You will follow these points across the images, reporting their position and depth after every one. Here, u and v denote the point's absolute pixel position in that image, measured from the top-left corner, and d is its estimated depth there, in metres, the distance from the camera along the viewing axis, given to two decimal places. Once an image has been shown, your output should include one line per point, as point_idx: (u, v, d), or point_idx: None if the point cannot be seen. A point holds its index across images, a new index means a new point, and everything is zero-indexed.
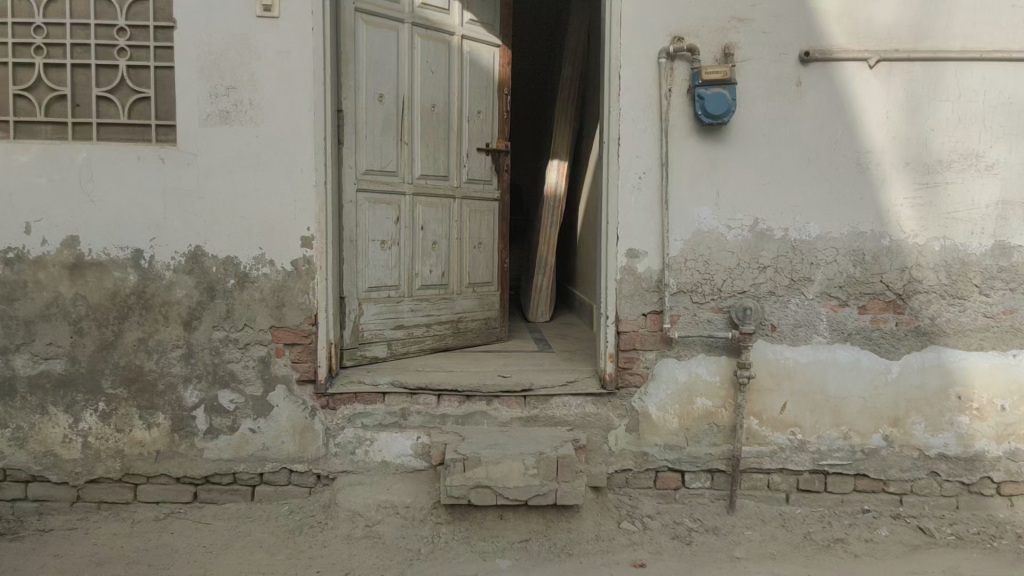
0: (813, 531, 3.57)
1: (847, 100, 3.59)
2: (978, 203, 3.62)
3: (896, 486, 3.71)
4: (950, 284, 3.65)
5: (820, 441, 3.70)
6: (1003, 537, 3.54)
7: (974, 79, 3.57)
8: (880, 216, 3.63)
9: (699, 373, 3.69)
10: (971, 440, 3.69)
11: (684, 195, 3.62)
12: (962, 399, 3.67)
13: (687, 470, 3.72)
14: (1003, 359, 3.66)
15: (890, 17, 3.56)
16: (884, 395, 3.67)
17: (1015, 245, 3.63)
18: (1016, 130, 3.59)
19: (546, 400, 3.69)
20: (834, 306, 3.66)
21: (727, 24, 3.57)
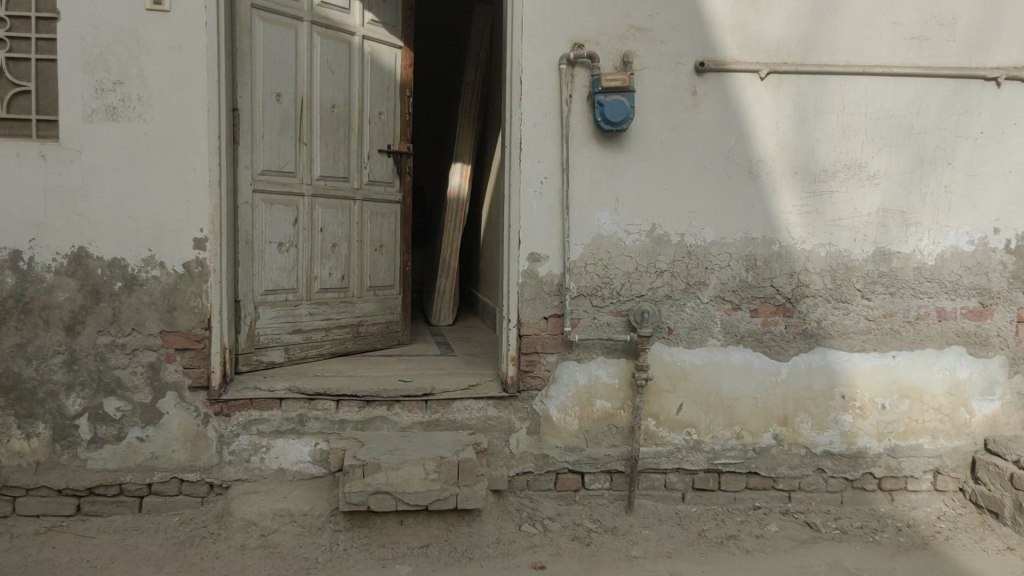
0: (708, 529, 3.67)
1: (739, 110, 3.71)
2: (860, 210, 3.80)
3: (785, 483, 3.85)
4: (835, 289, 3.81)
5: (714, 441, 3.81)
6: (884, 530, 3.72)
7: (857, 93, 3.75)
8: (770, 223, 3.76)
9: (598, 375, 3.74)
10: (854, 438, 3.86)
11: (584, 200, 3.68)
12: (845, 398, 3.84)
13: (587, 471, 3.76)
14: (884, 360, 3.85)
15: (780, 31, 3.70)
16: (774, 395, 3.81)
17: (895, 251, 3.82)
18: (895, 142, 3.78)
19: (447, 403, 3.68)
20: (727, 309, 3.78)
21: (625, 32, 3.64)
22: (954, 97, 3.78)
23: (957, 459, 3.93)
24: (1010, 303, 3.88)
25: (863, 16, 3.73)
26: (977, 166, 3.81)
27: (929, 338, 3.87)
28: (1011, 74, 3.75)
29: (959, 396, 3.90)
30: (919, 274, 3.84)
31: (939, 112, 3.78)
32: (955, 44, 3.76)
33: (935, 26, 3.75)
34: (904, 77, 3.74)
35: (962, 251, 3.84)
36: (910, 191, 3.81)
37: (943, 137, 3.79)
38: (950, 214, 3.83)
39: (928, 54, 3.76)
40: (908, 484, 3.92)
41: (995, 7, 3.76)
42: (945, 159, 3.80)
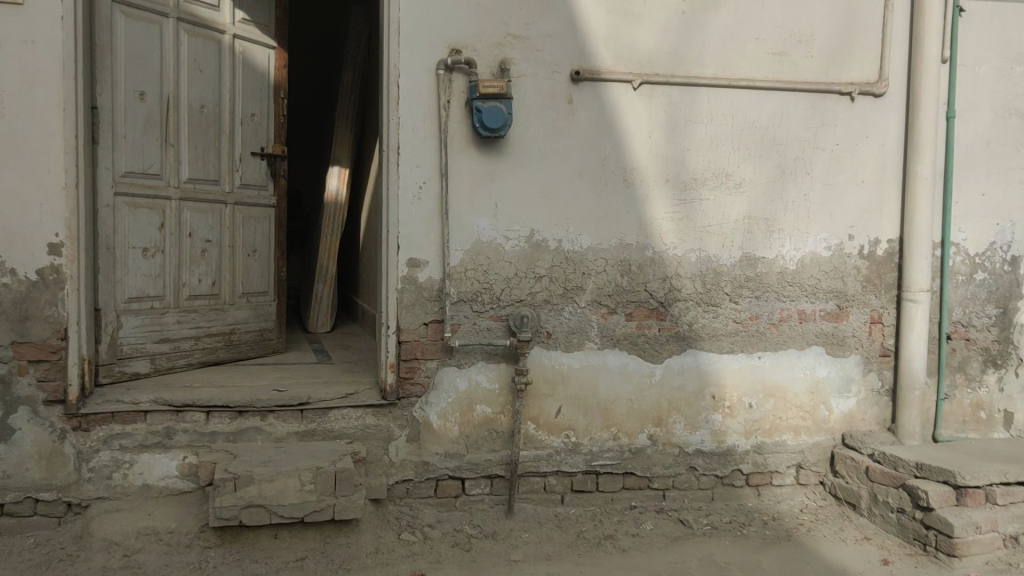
0: (585, 530, 3.73)
1: (613, 119, 3.80)
2: (728, 217, 3.95)
3: (660, 482, 3.96)
4: (705, 292, 3.95)
5: (592, 443, 3.88)
6: (751, 524, 3.88)
7: (723, 104, 3.90)
8: (644, 229, 3.87)
9: (478, 381, 3.74)
10: (723, 436, 4.01)
11: (463, 205, 3.68)
12: (716, 398, 3.99)
13: (466, 476, 3.76)
14: (750, 360, 4.02)
15: (651, 42, 3.81)
16: (649, 396, 3.92)
17: (760, 256, 4.00)
18: (759, 153, 3.96)
19: (323, 412, 3.59)
20: (604, 314, 3.85)
21: (502, 40, 3.67)
22: (813, 110, 3.99)
23: (818, 454, 4.14)
24: (864, 304, 4.13)
25: (729, 31, 3.89)
26: (834, 176, 4.04)
27: (792, 339, 4.06)
28: (863, 89, 3.99)
29: (819, 394, 4.12)
30: (782, 278, 4.03)
31: (799, 125, 3.98)
32: (813, 60, 3.98)
33: (795, 42, 3.95)
34: (767, 90, 3.93)
35: (820, 256, 4.06)
36: (773, 199, 3.99)
37: (802, 148, 4.00)
38: (810, 222, 4.04)
39: (789, 68, 3.96)
40: (773, 478, 4.10)
41: (848, 26, 4.00)
42: (805, 169, 4.00)
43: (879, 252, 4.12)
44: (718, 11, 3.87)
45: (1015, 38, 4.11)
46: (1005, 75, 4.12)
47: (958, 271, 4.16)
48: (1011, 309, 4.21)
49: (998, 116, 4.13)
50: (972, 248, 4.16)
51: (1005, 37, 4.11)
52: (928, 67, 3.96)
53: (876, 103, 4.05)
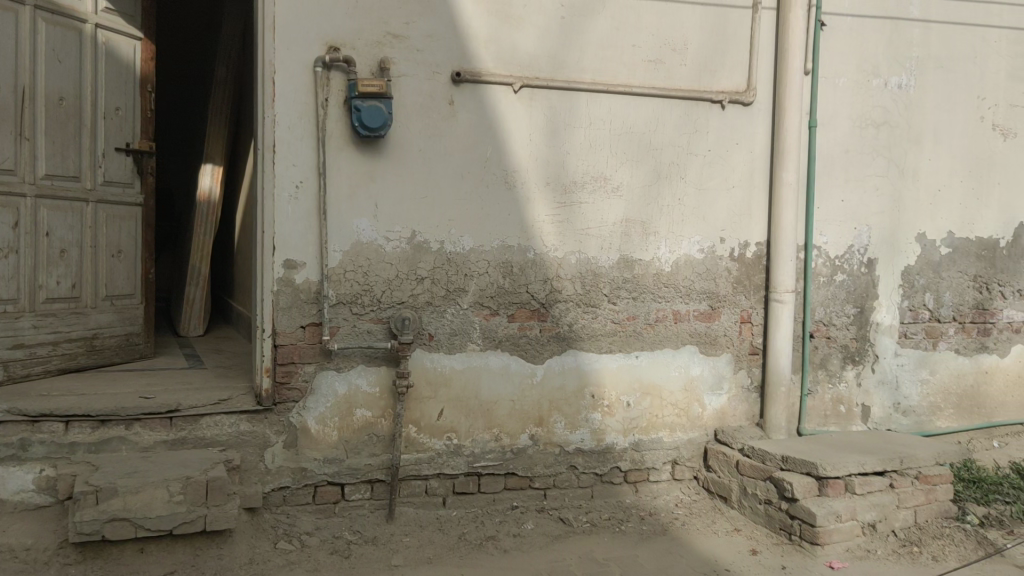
0: (467, 532, 3.72)
1: (494, 121, 3.81)
2: (607, 220, 4.03)
3: (541, 482, 4.00)
4: (584, 293, 4.02)
5: (474, 444, 3.88)
6: (629, 520, 3.97)
7: (602, 109, 3.98)
8: (525, 231, 3.90)
9: (358, 385, 3.68)
10: (602, 435, 4.09)
11: (342, 206, 3.61)
12: (595, 398, 4.06)
13: (346, 482, 3.70)
14: (628, 360, 4.11)
15: (531, 46, 3.85)
16: (530, 396, 3.95)
17: (637, 258, 4.10)
18: (636, 157, 4.06)
19: (194, 420, 3.45)
20: (485, 315, 3.86)
21: (382, 39, 3.62)
22: (686, 117, 4.13)
23: (692, 449, 4.28)
24: (734, 305, 4.29)
25: (606, 37, 3.97)
26: (706, 181, 4.18)
27: (667, 339, 4.18)
28: (733, 98, 4.15)
29: (693, 391, 4.26)
30: (658, 279, 4.15)
31: (673, 131, 4.11)
32: (686, 68, 4.11)
33: (669, 51, 4.07)
34: (643, 96, 4.03)
35: (694, 258, 4.20)
36: (650, 203, 4.10)
37: (677, 153, 4.12)
38: (684, 225, 4.17)
39: (663, 76, 4.08)
40: (650, 475, 4.21)
41: (718, 36, 4.15)
42: (679, 174, 4.13)
43: (748, 254, 4.29)
44: (595, 18, 3.94)
45: (871, 52, 4.37)
46: (862, 86, 4.37)
47: (820, 273, 4.38)
48: (867, 308, 4.47)
49: (856, 125, 4.38)
50: (833, 251, 4.39)
51: (862, 51, 4.36)
52: (792, 79, 4.16)
53: (745, 112, 4.22)
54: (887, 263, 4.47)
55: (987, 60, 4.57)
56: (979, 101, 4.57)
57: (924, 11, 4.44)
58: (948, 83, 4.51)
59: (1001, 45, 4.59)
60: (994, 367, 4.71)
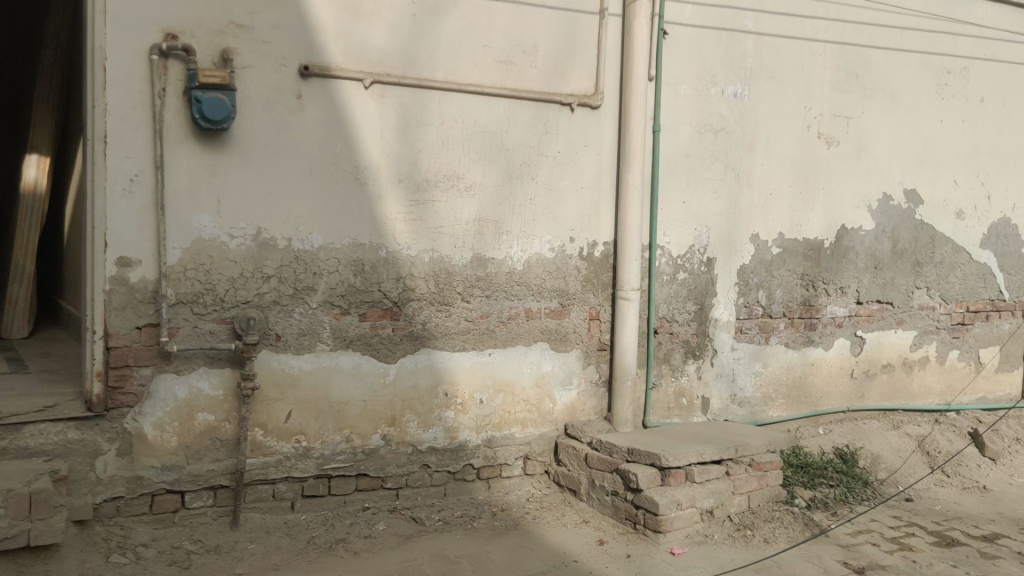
0: (316, 536, 3.65)
1: (344, 117, 3.74)
2: (460, 218, 4.05)
3: (393, 481, 3.98)
4: (437, 292, 4.02)
5: (323, 446, 3.80)
6: (481, 517, 4.00)
7: (455, 108, 3.99)
8: (377, 229, 3.85)
9: (200, 388, 3.53)
10: (455, 432, 4.11)
11: (181, 201, 3.45)
12: (448, 396, 4.07)
13: (187, 489, 3.55)
14: (480, 358, 4.14)
15: (382, 42, 3.81)
16: (382, 396, 3.91)
17: (489, 256, 4.13)
18: (488, 157, 4.09)
19: (16, 429, 3.22)
20: (336, 315, 3.79)
21: (224, 28, 3.49)
22: (537, 119, 4.20)
23: (542, 444, 4.36)
24: (583, 303, 4.40)
25: (458, 37, 3.98)
26: (556, 182, 4.27)
27: (519, 336, 4.24)
28: (581, 101, 4.26)
29: (544, 387, 4.34)
30: (510, 278, 4.20)
31: (524, 131, 4.17)
32: (536, 70, 4.18)
33: (520, 52, 4.13)
34: (494, 96, 4.07)
35: (545, 257, 4.28)
36: (502, 202, 4.14)
37: (528, 154, 4.19)
38: (535, 225, 4.24)
39: (513, 77, 4.13)
40: (502, 471, 4.26)
41: (567, 40, 4.24)
42: (530, 174, 4.20)
43: (596, 253, 4.42)
44: (447, 17, 3.94)
45: (709, 62, 4.59)
46: (701, 94, 4.58)
47: (664, 272, 4.56)
48: (706, 305, 4.69)
49: (696, 131, 4.59)
50: (675, 251, 4.58)
51: (701, 60, 4.57)
52: (637, 84, 4.31)
53: (593, 115, 4.34)
54: (725, 262, 4.72)
55: (814, 73, 4.88)
56: (807, 110, 4.88)
57: (758, 24, 4.70)
58: (779, 93, 4.79)
59: (827, 59, 4.91)
60: (820, 359, 5.04)
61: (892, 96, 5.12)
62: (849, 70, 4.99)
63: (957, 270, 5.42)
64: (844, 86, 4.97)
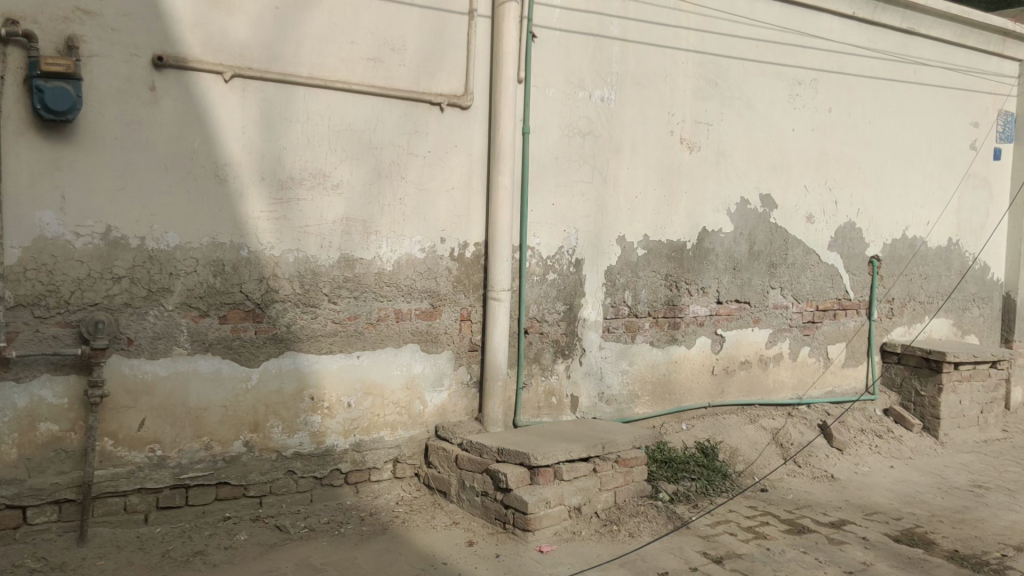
0: (172, 549, 3.49)
1: (202, 112, 3.59)
2: (326, 218, 3.95)
3: (256, 489, 3.85)
4: (302, 293, 3.91)
5: (180, 455, 3.64)
6: (349, 522, 3.93)
7: (320, 104, 3.90)
8: (237, 228, 3.72)
9: (42, 397, 3.33)
10: (322, 437, 4.01)
11: (21, 197, 3.23)
12: (314, 400, 3.97)
13: (29, 504, 3.36)
14: (348, 360, 4.05)
15: (243, 35, 3.68)
16: (244, 401, 3.78)
17: (358, 257, 4.05)
18: (356, 155, 4.01)
19: None
20: (194, 317, 3.64)
21: (70, 14, 3.29)
22: (406, 118, 4.15)
23: (412, 447, 4.32)
24: (454, 304, 4.38)
25: (323, 32, 3.88)
26: (426, 181, 4.24)
27: (389, 338, 4.18)
28: (451, 101, 4.24)
29: (414, 389, 4.29)
30: (379, 278, 4.13)
31: (393, 130, 4.11)
32: (405, 68, 4.14)
33: (388, 50, 4.07)
34: (362, 94, 4.00)
35: (414, 257, 4.23)
36: (370, 202, 4.07)
37: (397, 153, 4.13)
38: (405, 224, 4.18)
39: (382, 74, 4.07)
40: (371, 475, 4.19)
41: (437, 40, 4.22)
42: (399, 174, 4.15)
43: (467, 254, 4.41)
44: (312, 11, 3.84)
45: (577, 66, 4.66)
46: (569, 97, 4.66)
47: (533, 272, 4.60)
48: (575, 305, 4.77)
49: (565, 134, 4.66)
50: (545, 252, 4.63)
51: (569, 64, 4.64)
52: (507, 86, 4.33)
53: (462, 115, 4.32)
54: (592, 263, 4.80)
55: (676, 80, 5.04)
56: (670, 116, 5.04)
57: (623, 31, 4.81)
58: (643, 98, 4.92)
59: (688, 67, 5.09)
60: (683, 357, 5.21)
61: (749, 105, 5.35)
62: (709, 79, 5.18)
63: (808, 270, 5.72)
64: (704, 93, 5.16)
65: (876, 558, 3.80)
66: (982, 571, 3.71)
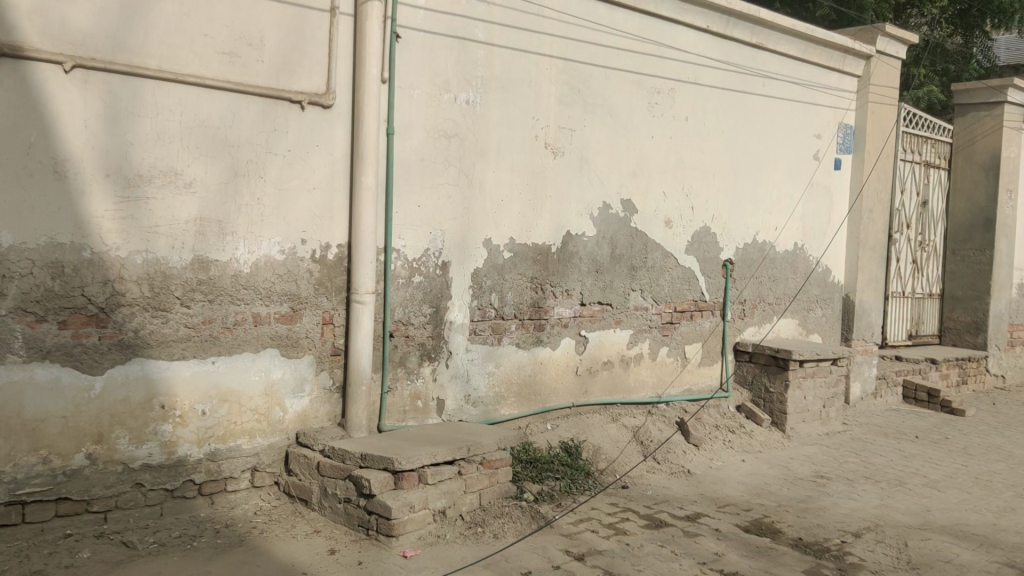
0: (6, 569, 3.26)
1: (41, 104, 3.38)
2: (178, 218, 3.78)
3: (100, 504, 3.65)
4: (151, 296, 3.73)
5: (15, 469, 3.42)
6: (202, 535, 3.77)
7: (171, 99, 3.73)
8: (79, 228, 3.52)
9: None
10: (173, 446, 3.83)
11: None
12: (164, 408, 3.79)
13: None
14: (203, 366, 3.89)
15: (85, 23, 3.48)
16: (87, 412, 3.57)
17: (211, 259, 3.89)
18: (210, 152, 3.86)
19: None
20: (30, 323, 3.43)
21: None
22: (264, 115, 4.03)
23: (271, 455, 4.18)
24: (315, 307, 4.28)
25: (175, 24, 3.72)
26: (286, 181, 4.12)
27: (246, 343, 4.03)
28: (311, 99, 4.14)
29: (273, 395, 4.16)
30: (236, 281, 3.98)
31: (250, 128, 3.98)
32: (263, 65, 4.01)
33: (245, 45, 3.94)
34: (216, 90, 3.85)
35: (274, 259, 4.10)
36: (225, 201, 3.92)
37: (254, 152, 4.00)
38: (263, 225, 4.05)
39: (239, 70, 3.93)
40: (227, 485, 4.03)
41: (296, 37, 4.12)
42: (257, 173, 4.01)
43: (329, 256, 4.31)
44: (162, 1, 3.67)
45: (442, 68, 4.65)
46: (434, 99, 4.64)
47: (399, 275, 4.55)
48: (441, 308, 4.75)
49: (430, 136, 4.64)
50: (410, 254, 4.59)
51: (434, 66, 4.62)
52: (370, 86, 4.26)
53: (324, 114, 4.23)
54: (458, 265, 4.80)
55: (540, 86, 5.12)
56: (535, 121, 5.11)
57: (488, 34, 4.84)
58: (508, 102, 4.97)
59: (552, 73, 5.17)
60: (548, 358, 5.29)
61: (610, 112, 5.50)
62: (572, 85, 5.28)
63: (667, 273, 5.92)
64: (567, 99, 5.26)
65: (728, 548, 3.97)
66: (823, 556, 3.93)
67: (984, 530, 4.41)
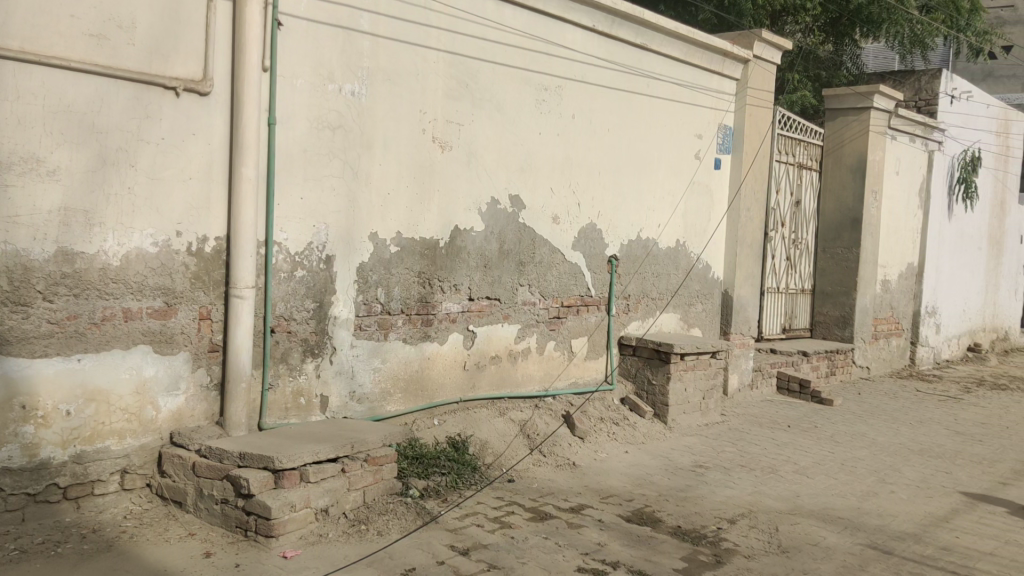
0: None
1: None
2: (40, 207, 3.57)
3: None
4: (10, 290, 3.52)
5: None
6: (68, 541, 3.59)
7: (33, 82, 3.53)
8: None
9: None
10: (35, 448, 3.62)
11: None
12: (25, 409, 3.57)
13: None
14: (67, 365, 3.68)
15: None
16: None
17: (77, 251, 3.70)
18: (76, 138, 3.66)
19: None
20: None
21: None
22: (136, 101, 3.85)
23: (143, 456, 4.01)
24: (192, 302, 4.12)
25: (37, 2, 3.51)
26: (159, 170, 3.94)
27: (115, 340, 3.84)
28: (187, 86, 3.98)
29: (144, 394, 3.97)
30: (104, 274, 3.79)
31: (120, 114, 3.79)
32: (134, 48, 3.83)
33: (114, 27, 3.75)
34: (83, 73, 3.66)
35: (146, 252, 3.93)
36: (93, 190, 3.73)
37: (125, 139, 3.82)
38: (134, 216, 3.87)
39: (107, 53, 3.74)
40: (95, 488, 3.84)
41: (169, 20, 3.94)
42: (127, 161, 3.83)
43: (206, 249, 4.16)
44: None
45: (326, 59, 4.56)
46: (317, 89, 4.53)
47: (280, 269, 4.44)
48: (325, 303, 4.65)
49: (313, 126, 4.53)
50: (292, 248, 4.49)
51: (316, 56, 4.52)
52: (250, 75, 4.13)
53: (200, 102, 4.07)
54: (343, 260, 4.71)
55: (427, 79, 5.08)
56: (422, 115, 5.07)
57: (373, 25, 4.77)
58: (393, 95, 4.90)
59: (439, 66, 5.14)
60: (435, 354, 5.26)
61: (498, 107, 5.52)
62: (459, 79, 5.27)
63: (555, 269, 5.99)
64: (455, 94, 5.24)
65: (610, 538, 4.05)
66: (700, 543, 4.06)
67: (849, 513, 4.65)
